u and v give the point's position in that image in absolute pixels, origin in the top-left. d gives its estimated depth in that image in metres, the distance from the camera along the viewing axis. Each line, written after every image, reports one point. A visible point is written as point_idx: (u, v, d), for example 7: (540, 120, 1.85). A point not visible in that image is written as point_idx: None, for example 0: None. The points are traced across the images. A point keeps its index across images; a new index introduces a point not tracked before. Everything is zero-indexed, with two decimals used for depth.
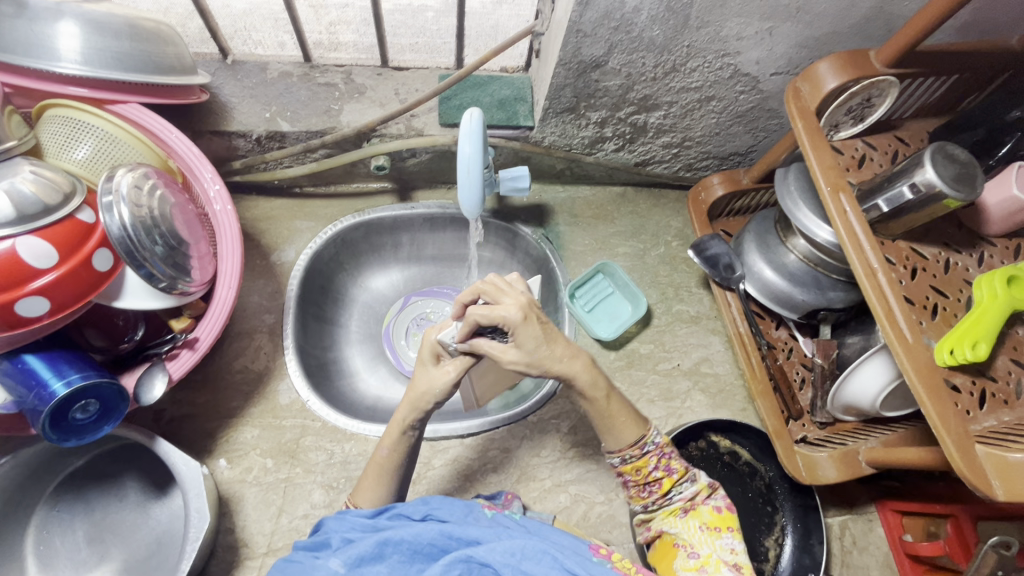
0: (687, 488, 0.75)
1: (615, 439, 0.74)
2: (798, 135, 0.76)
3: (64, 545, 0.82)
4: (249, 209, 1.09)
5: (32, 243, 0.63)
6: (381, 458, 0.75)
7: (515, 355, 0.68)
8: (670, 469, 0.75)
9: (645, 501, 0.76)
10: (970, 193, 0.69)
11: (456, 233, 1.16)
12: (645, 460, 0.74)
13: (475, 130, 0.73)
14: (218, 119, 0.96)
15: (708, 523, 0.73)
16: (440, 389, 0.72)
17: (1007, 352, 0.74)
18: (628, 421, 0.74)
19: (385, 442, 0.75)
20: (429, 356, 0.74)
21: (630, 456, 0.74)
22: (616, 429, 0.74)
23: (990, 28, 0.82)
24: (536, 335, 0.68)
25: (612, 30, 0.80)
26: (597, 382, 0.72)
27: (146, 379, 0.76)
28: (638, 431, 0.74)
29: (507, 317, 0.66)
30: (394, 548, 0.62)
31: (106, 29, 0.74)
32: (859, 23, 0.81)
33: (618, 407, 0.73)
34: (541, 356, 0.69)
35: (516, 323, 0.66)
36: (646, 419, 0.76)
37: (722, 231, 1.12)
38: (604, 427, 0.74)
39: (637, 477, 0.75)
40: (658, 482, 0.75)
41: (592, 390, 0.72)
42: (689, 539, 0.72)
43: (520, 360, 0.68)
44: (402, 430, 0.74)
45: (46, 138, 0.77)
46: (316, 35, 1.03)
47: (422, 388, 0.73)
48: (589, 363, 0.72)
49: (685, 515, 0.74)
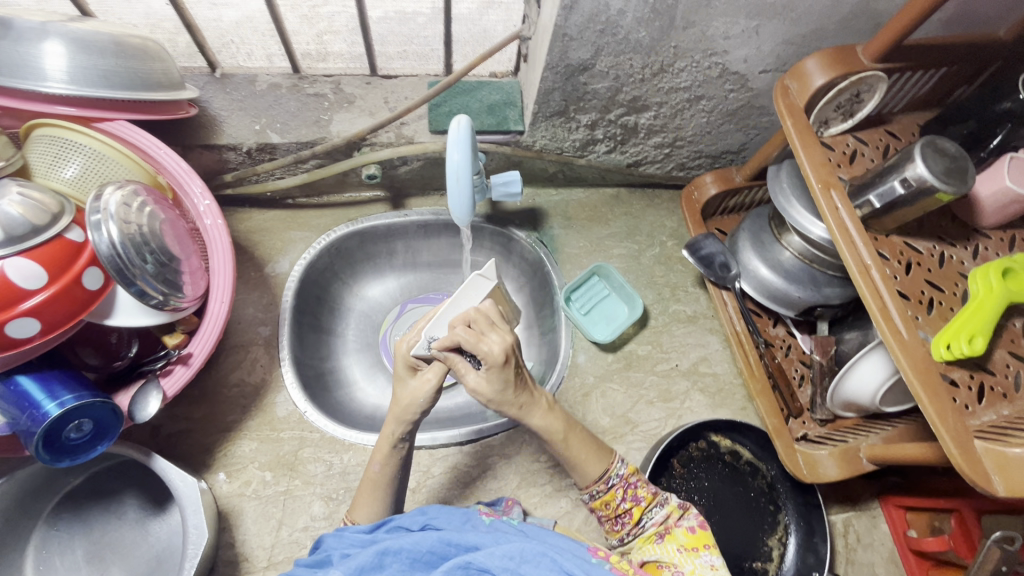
0: (658, 513, 0.73)
1: (582, 475, 0.75)
2: (788, 132, 0.76)
3: (64, 564, 0.82)
4: (241, 221, 1.09)
5: (20, 264, 0.63)
6: (373, 474, 0.75)
7: (485, 390, 0.69)
8: (638, 498, 0.74)
9: (620, 534, 0.75)
10: (961, 186, 0.69)
11: (450, 240, 1.16)
12: (611, 493, 0.74)
13: (463, 137, 0.73)
14: (208, 133, 0.96)
15: (685, 544, 0.71)
16: (424, 400, 0.72)
17: (1004, 345, 0.73)
18: (591, 456, 0.75)
19: (376, 457, 0.75)
20: (405, 369, 0.75)
21: (597, 490, 0.75)
22: (579, 465, 0.75)
23: (977, 20, 0.82)
24: (510, 377, 0.69)
25: (598, 33, 0.80)
26: (554, 421, 0.74)
27: (141, 396, 0.75)
28: (602, 465, 0.75)
29: (489, 355, 0.67)
30: (394, 557, 0.62)
31: (92, 47, 0.74)
32: (844, 19, 0.81)
33: (579, 444, 0.74)
34: (504, 400, 0.70)
35: (496, 362, 0.67)
36: (611, 451, 0.77)
37: (716, 230, 1.11)
38: (572, 461, 0.74)
39: (607, 511, 0.75)
40: (628, 512, 0.74)
41: (547, 432, 0.73)
42: (672, 561, 0.70)
43: (484, 395, 0.69)
44: (391, 444, 0.74)
45: (34, 158, 0.76)
46: (305, 45, 1.03)
47: (405, 401, 0.72)
48: (547, 408, 0.74)
49: (662, 540, 0.72)
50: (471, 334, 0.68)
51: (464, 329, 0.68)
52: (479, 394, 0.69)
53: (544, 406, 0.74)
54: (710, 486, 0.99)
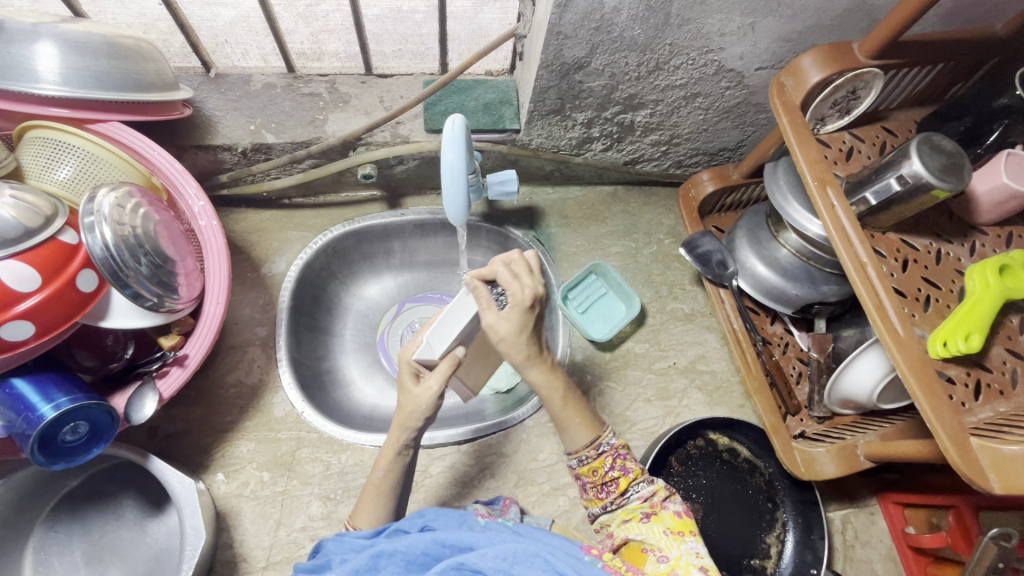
0: (644, 488, 0.73)
1: (571, 439, 0.76)
2: (784, 130, 0.76)
3: (62, 565, 0.82)
4: (237, 222, 1.09)
5: (13, 267, 0.63)
6: (377, 479, 0.75)
7: (502, 328, 0.69)
8: (626, 469, 0.74)
9: (604, 502, 0.74)
10: (957, 183, 0.69)
11: (447, 239, 1.16)
12: (601, 460, 0.74)
13: (458, 136, 0.73)
14: (202, 133, 0.96)
15: (672, 527, 0.69)
16: (426, 406, 0.72)
17: (1001, 342, 0.73)
18: (582, 422, 0.75)
19: (381, 463, 0.75)
20: (408, 375, 0.74)
21: (587, 456, 0.75)
22: (569, 428, 0.75)
23: (973, 15, 0.82)
24: (529, 322, 0.70)
25: (593, 31, 0.80)
26: (553, 383, 0.74)
27: (136, 398, 0.75)
28: (594, 432, 0.75)
29: (517, 294, 0.69)
30: (388, 560, 0.62)
31: (85, 48, 0.74)
32: (840, 15, 0.80)
33: (573, 407, 0.75)
34: (517, 349, 0.70)
35: (522, 300, 0.68)
36: (603, 422, 0.77)
37: (713, 227, 1.11)
38: (563, 423, 0.76)
39: (594, 478, 0.75)
40: (615, 481, 0.74)
41: (546, 390, 0.74)
42: (657, 544, 0.68)
43: (499, 333, 0.69)
44: (397, 451, 0.74)
45: (28, 160, 0.77)
46: (299, 45, 1.03)
47: (408, 408, 0.72)
48: (550, 367, 0.74)
49: (648, 519, 0.71)
50: (509, 272, 0.71)
51: (503, 267, 0.71)
52: (493, 332, 0.69)
53: (548, 365, 0.74)
54: (708, 484, 0.99)
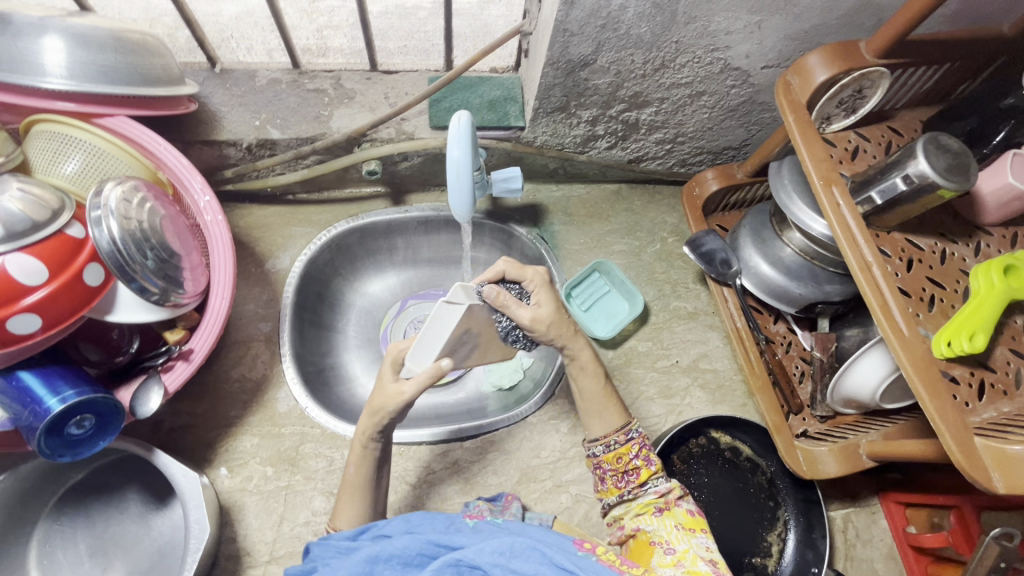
0: (661, 483, 0.75)
1: (601, 424, 0.79)
2: (790, 128, 0.76)
3: (67, 558, 0.83)
4: (241, 217, 1.09)
5: (21, 260, 0.63)
6: (349, 478, 0.76)
7: (542, 313, 0.76)
8: (649, 460, 0.77)
9: (621, 491, 0.76)
10: (964, 183, 0.69)
11: (450, 235, 1.16)
12: (627, 447, 0.77)
13: (464, 132, 0.72)
14: (207, 129, 0.96)
15: (684, 523, 0.72)
16: (395, 407, 0.71)
17: (1005, 342, 0.73)
18: (613, 405, 0.79)
19: (352, 460, 0.76)
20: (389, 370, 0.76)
21: (614, 442, 0.77)
22: (602, 412, 0.79)
23: (980, 15, 0.82)
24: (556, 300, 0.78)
25: (599, 29, 0.80)
26: (591, 359, 0.80)
27: (141, 392, 0.75)
28: (623, 418, 0.79)
29: (533, 281, 0.77)
30: (385, 564, 0.62)
31: (92, 42, 0.74)
32: (847, 14, 0.80)
33: (609, 392, 0.80)
34: (558, 324, 0.77)
35: (540, 284, 0.77)
36: (630, 414, 0.81)
37: (717, 226, 1.11)
38: (595, 407, 0.80)
39: (616, 466, 0.77)
40: (636, 471, 0.76)
41: (588, 368, 0.80)
42: (665, 537, 0.70)
43: (543, 318, 0.75)
44: (363, 445, 0.75)
45: (34, 154, 0.77)
46: (305, 40, 1.04)
47: (378, 403, 0.72)
48: (587, 343, 0.80)
49: (660, 513, 0.73)
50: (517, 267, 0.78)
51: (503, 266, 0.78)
52: (540, 322, 0.75)
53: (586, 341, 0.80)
54: (710, 482, 0.99)
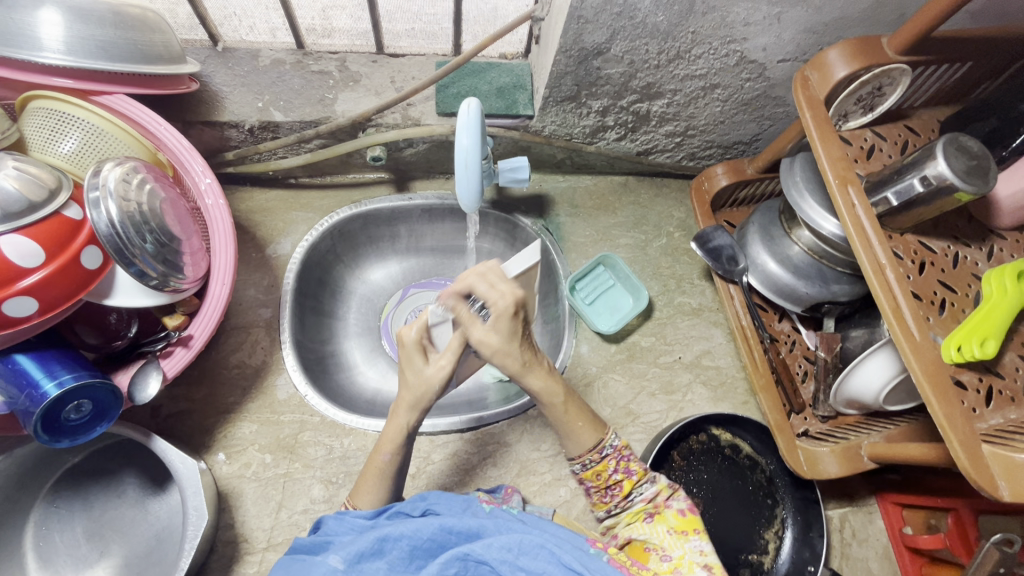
0: (647, 490, 0.74)
1: (575, 444, 0.75)
2: (806, 124, 0.74)
3: (64, 540, 0.82)
4: (242, 201, 1.07)
5: (17, 242, 0.62)
6: (381, 463, 0.74)
7: (491, 341, 0.67)
8: (630, 471, 0.75)
9: (609, 505, 0.76)
10: (982, 186, 0.67)
11: (454, 224, 1.14)
12: (604, 463, 0.74)
13: (473, 120, 0.71)
14: (209, 109, 0.94)
15: (676, 526, 0.70)
16: (438, 387, 0.70)
17: (1014, 349, 0.73)
18: (585, 424, 0.75)
19: (386, 447, 0.73)
20: (417, 352, 0.71)
21: (590, 461, 0.75)
22: (573, 433, 0.75)
23: (1003, 14, 0.80)
24: (517, 329, 0.67)
25: (615, 16, 0.77)
26: (552, 389, 0.73)
27: (140, 377, 0.74)
28: (597, 435, 0.75)
29: (496, 306, 0.65)
30: (394, 544, 0.61)
31: (90, 16, 0.72)
32: (869, 8, 0.78)
33: (576, 412, 0.74)
34: (510, 354, 0.69)
35: (503, 312, 0.65)
36: (605, 424, 0.77)
37: (725, 222, 1.10)
38: (566, 429, 0.75)
39: (597, 482, 0.75)
40: (619, 485, 0.75)
41: (546, 394, 0.73)
42: (660, 543, 0.69)
43: (490, 346, 0.67)
44: (404, 435, 0.73)
45: (31, 131, 0.74)
46: (309, 20, 0.99)
47: (419, 388, 0.71)
48: (546, 372, 0.73)
49: (651, 519, 0.72)
50: (484, 283, 0.66)
51: (476, 280, 0.67)
52: (486, 348, 0.67)
53: (543, 369, 0.72)
54: (709, 479, 0.98)
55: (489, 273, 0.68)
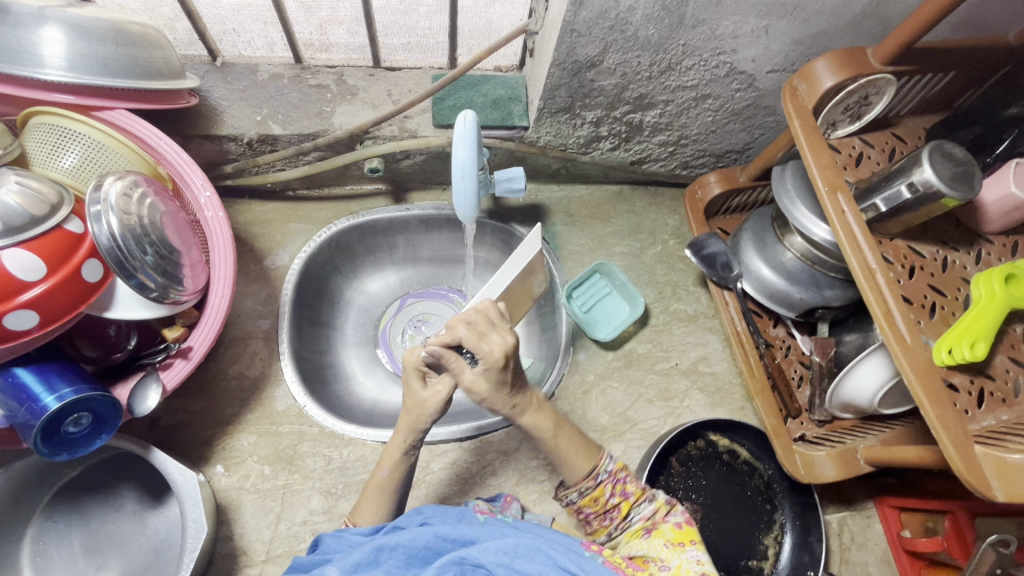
0: (646, 508, 0.73)
1: (571, 472, 0.75)
2: (795, 134, 0.76)
3: (61, 555, 0.82)
4: (241, 213, 1.08)
5: (19, 256, 0.62)
6: (380, 479, 0.75)
7: (480, 388, 0.69)
8: (627, 493, 0.75)
9: (607, 530, 0.75)
10: (968, 192, 0.69)
11: (451, 234, 1.15)
12: (600, 489, 0.74)
13: (470, 132, 0.72)
14: (208, 123, 0.95)
15: (672, 539, 0.69)
16: (434, 409, 0.72)
17: (1004, 350, 0.74)
18: (580, 451, 0.75)
19: (385, 463, 0.75)
20: (416, 377, 0.73)
21: (587, 487, 0.75)
22: (569, 460, 0.75)
23: (985, 24, 0.82)
24: (505, 377, 0.69)
25: (607, 30, 0.79)
26: (543, 422, 0.75)
27: (140, 389, 0.74)
28: (591, 461, 0.75)
29: (488, 356, 0.67)
30: (390, 553, 0.62)
31: (92, 34, 0.73)
32: (855, 20, 0.80)
33: (569, 441, 0.75)
34: (498, 399, 0.71)
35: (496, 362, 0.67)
36: (599, 448, 0.77)
37: (718, 229, 1.11)
38: (561, 458, 0.75)
39: (595, 507, 0.75)
40: (617, 508, 0.75)
41: (537, 431, 0.75)
42: (658, 555, 0.68)
43: (477, 392, 0.70)
44: (402, 452, 0.74)
45: (33, 146, 0.76)
46: (306, 35, 1.01)
47: (415, 409, 0.72)
48: (536, 403, 0.75)
49: (649, 534, 0.71)
50: (473, 333, 0.68)
51: (466, 328, 0.68)
52: (473, 391, 0.70)
53: (532, 403, 0.75)
54: (708, 485, 0.99)
55: (475, 319, 0.69)
